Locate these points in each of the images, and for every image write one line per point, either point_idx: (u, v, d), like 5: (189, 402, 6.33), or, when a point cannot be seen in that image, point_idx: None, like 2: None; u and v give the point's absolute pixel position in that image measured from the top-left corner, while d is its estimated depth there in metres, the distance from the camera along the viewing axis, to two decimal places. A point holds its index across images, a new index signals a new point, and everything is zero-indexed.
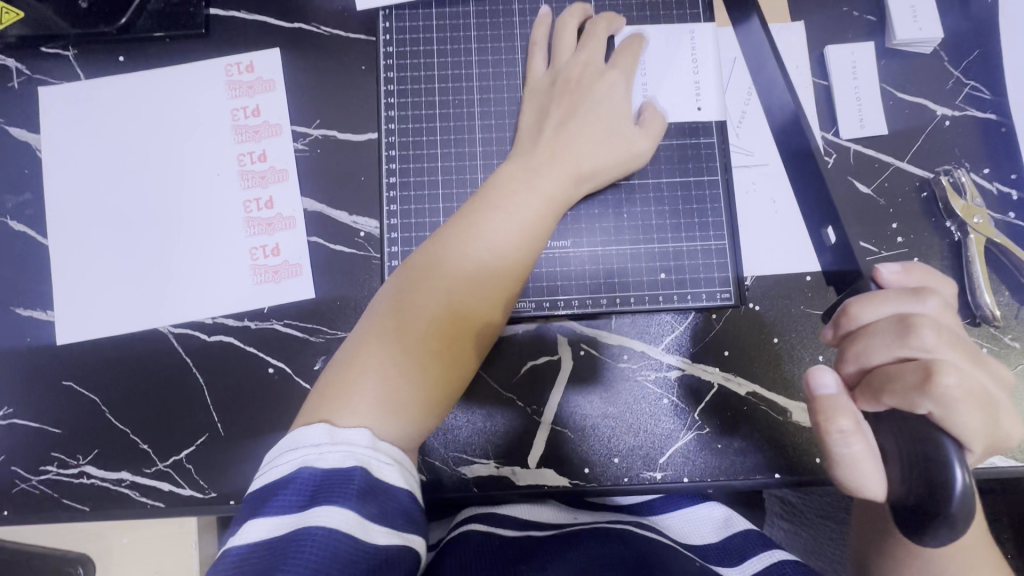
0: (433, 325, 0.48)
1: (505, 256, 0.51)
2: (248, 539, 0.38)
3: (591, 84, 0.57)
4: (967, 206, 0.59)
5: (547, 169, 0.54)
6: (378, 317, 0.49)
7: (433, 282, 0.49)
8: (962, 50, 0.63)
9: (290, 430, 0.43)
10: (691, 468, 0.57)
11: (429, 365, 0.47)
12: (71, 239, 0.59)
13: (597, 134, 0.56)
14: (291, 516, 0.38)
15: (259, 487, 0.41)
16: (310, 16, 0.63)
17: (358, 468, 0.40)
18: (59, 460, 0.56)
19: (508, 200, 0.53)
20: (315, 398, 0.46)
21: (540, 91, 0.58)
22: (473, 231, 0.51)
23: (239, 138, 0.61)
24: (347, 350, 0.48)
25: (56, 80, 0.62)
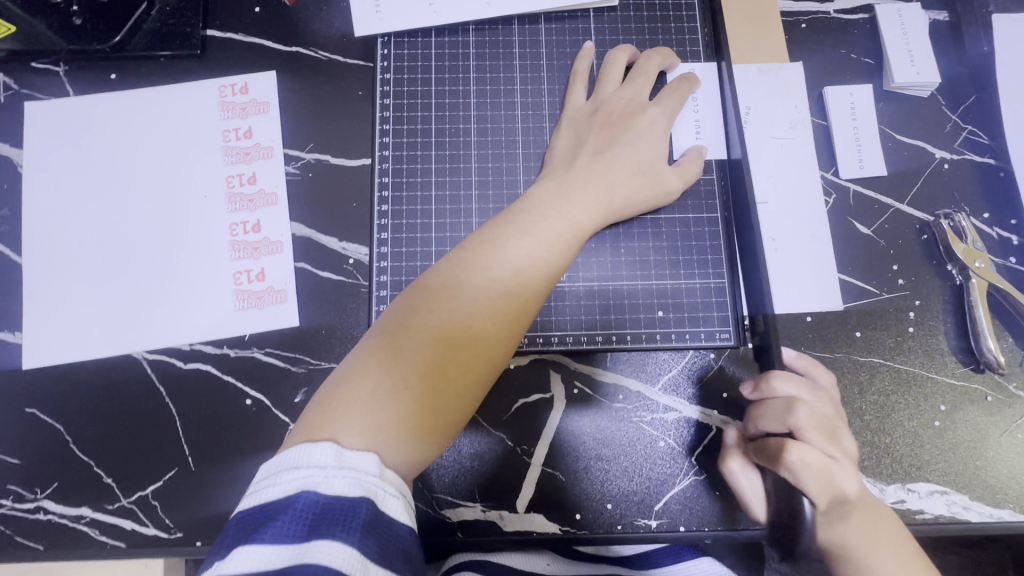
0: (455, 344, 0.44)
1: (536, 277, 0.48)
2: (236, 569, 0.33)
3: (632, 117, 0.56)
4: (968, 249, 0.58)
5: (576, 196, 0.52)
6: (395, 327, 0.45)
7: (458, 297, 0.46)
8: (959, 96, 0.63)
9: (289, 447, 0.38)
10: (688, 516, 0.54)
11: (448, 386, 0.44)
12: (46, 257, 0.57)
13: (633, 166, 0.54)
14: (288, 547, 0.33)
15: (248, 508, 0.36)
16: (308, 40, 0.62)
17: (365, 497, 0.36)
18: (15, 494, 0.53)
19: (536, 221, 0.50)
20: (316, 412, 0.41)
21: (579, 119, 0.58)
22: (501, 249, 0.48)
23: (229, 159, 0.60)
24: (352, 363, 0.44)
25: (44, 95, 0.61)
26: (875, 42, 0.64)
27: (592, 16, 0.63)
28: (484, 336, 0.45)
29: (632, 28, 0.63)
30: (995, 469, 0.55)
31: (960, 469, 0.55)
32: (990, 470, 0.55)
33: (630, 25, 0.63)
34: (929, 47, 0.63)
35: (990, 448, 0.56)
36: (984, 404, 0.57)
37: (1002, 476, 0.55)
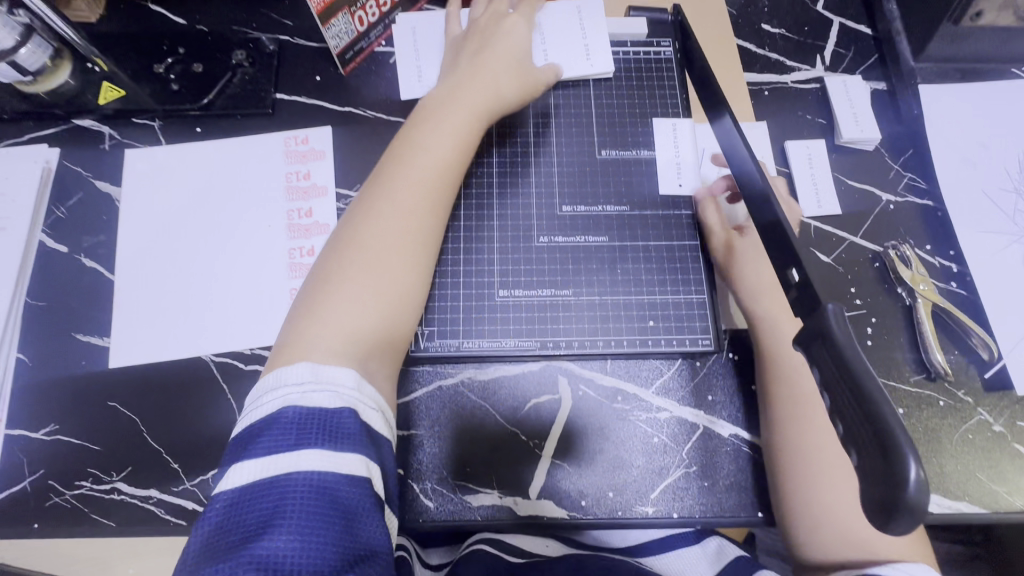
0: (382, 271, 0.56)
1: (434, 176, 0.61)
2: (238, 480, 0.43)
3: (499, 23, 0.72)
4: (913, 275, 0.69)
5: (455, 104, 0.65)
6: (325, 269, 0.56)
7: (370, 234, 0.57)
8: (899, 148, 0.76)
9: (268, 377, 0.48)
10: (680, 504, 0.61)
11: (382, 254, 0.56)
12: (133, 276, 0.68)
13: (511, 61, 0.70)
14: (276, 456, 0.43)
15: (243, 431, 0.46)
16: (360, 103, 0.76)
17: (340, 406, 0.46)
18: (94, 476, 0.61)
19: (410, 165, 0.61)
20: (282, 349, 0.52)
21: (459, 42, 0.72)
22: (382, 200, 0.59)
23: (290, 197, 0.72)
24: (299, 309, 0.55)
25: (140, 143, 0.74)
26: (826, 106, 0.78)
27: (592, 82, 0.76)
28: (405, 238, 0.58)
29: (625, 92, 0.76)
30: (951, 465, 0.63)
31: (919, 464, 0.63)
32: (946, 466, 0.63)
33: (623, 90, 0.76)
34: (871, 110, 0.76)
35: (945, 446, 0.64)
36: (937, 408, 0.65)
37: (957, 471, 0.63)
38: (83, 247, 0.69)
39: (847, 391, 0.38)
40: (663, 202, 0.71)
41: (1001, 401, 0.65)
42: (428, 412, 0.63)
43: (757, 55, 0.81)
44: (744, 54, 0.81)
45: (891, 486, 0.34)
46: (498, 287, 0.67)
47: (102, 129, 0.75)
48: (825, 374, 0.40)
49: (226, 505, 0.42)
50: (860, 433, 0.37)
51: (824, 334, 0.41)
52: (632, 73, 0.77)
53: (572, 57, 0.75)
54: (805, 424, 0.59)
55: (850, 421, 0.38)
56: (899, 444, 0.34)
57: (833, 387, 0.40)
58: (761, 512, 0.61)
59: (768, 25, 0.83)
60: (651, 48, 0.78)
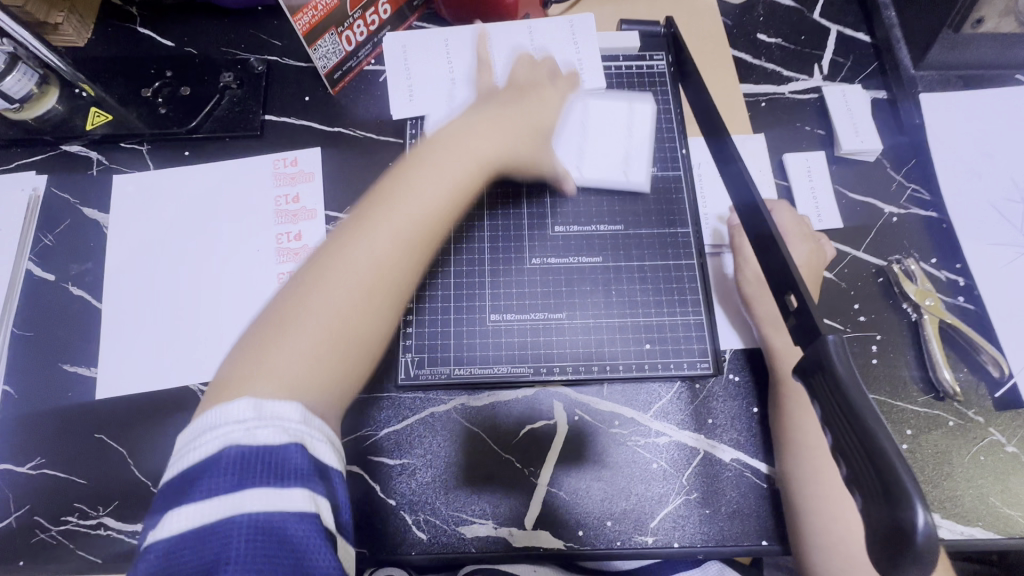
0: (362, 299, 0.51)
1: (422, 232, 0.55)
2: (172, 531, 0.38)
3: (540, 91, 0.69)
4: (919, 290, 0.67)
5: (446, 166, 0.58)
6: (297, 284, 0.51)
7: (354, 259, 0.52)
8: (901, 160, 0.74)
9: (205, 415, 0.43)
10: (680, 533, 0.59)
11: (365, 291, 0.51)
12: (119, 304, 0.67)
13: (522, 128, 0.65)
14: (216, 500, 0.39)
15: (178, 474, 0.41)
16: (349, 123, 0.75)
17: (288, 440, 0.42)
18: (80, 511, 0.60)
19: (402, 191, 0.56)
20: (239, 365, 0.47)
21: (495, 92, 0.69)
22: (369, 228, 0.53)
23: (279, 220, 0.71)
24: (258, 331, 0.49)
25: (129, 169, 0.73)
26: (825, 117, 0.76)
27: (584, 98, 0.75)
28: (385, 271, 0.52)
29: (618, 108, 0.75)
30: (962, 490, 0.61)
31: (931, 489, 0.60)
32: (958, 489, 0.61)
33: (616, 106, 0.75)
34: (871, 120, 0.75)
35: (956, 468, 0.61)
36: (946, 429, 0.63)
37: (969, 495, 0.60)
38: (71, 275, 0.69)
39: (847, 427, 0.36)
40: (658, 221, 0.69)
41: (1013, 420, 0.63)
42: (420, 440, 0.62)
43: (754, 65, 0.79)
44: (740, 65, 0.79)
45: (897, 531, 0.32)
46: (490, 310, 0.65)
47: (89, 154, 0.74)
48: (824, 408, 0.39)
49: (160, 562, 0.38)
50: (863, 473, 0.35)
51: (823, 365, 0.39)
52: (624, 89, 0.76)
53: (563, 74, 0.74)
54: None
55: (851, 459, 0.36)
56: (903, 483, 0.33)
57: (833, 422, 0.38)
58: (765, 540, 0.59)
59: (764, 34, 0.81)
60: (643, 62, 0.77)
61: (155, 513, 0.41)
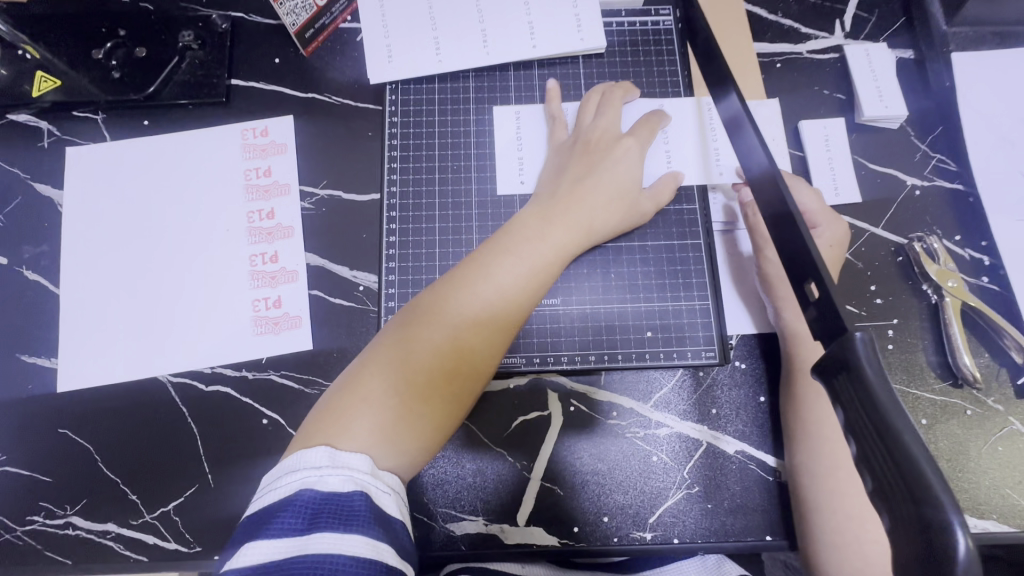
0: (445, 352, 0.48)
1: (510, 301, 0.51)
2: (247, 562, 0.37)
3: (609, 147, 0.61)
4: (941, 270, 0.62)
5: (557, 222, 0.56)
6: (389, 341, 0.49)
7: (445, 317, 0.49)
8: (926, 127, 0.68)
9: (292, 454, 0.43)
10: (681, 528, 0.56)
11: (460, 353, 0.49)
12: (80, 289, 0.62)
13: (613, 191, 0.59)
14: (291, 540, 0.37)
15: (257, 510, 0.40)
16: (323, 87, 0.68)
17: (359, 489, 0.40)
18: (46, 510, 0.56)
19: (519, 244, 0.54)
20: (317, 420, 0.46)
21: (564, 148, 0.62)
22: (485, 267, 0.52)
23: (250, 196, 0.65)
24: (349, 374, 0.48)
25: (83, 140, 0.67)
26: (845, 80, 0.69)
27: (581, 61, 0.68)
28: (473, 316, 0.50)
29: (618, 71, 0.68)
30: (977, 481, 0.57)
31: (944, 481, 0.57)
32: (973, 481, 0.58)
33: (617, 69, 0.68)
34: (895, 83, 0.68)
35: (972, 459, 0.58)
36: (963, 417, 0.59)
37: (984, 487, 0.57)
38: (25, 258, 0.63)
39: (874, 436, 0.32)
40: None
41: None
42: None
43: (768, 22, 0.72)
44: (754, 20, 0.72)
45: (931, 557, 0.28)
46: None
47: (39, 124, 0.67)
48: (846, 413, 0.34)
49: None
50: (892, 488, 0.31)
51: (849, 366, 0.35)
52: (625, 50, 0.69)
53: (558, 33, 0.67)
54: (824, 447, 0.53)
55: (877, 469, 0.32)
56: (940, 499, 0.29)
57: (857, 429, 0.34)
58: (769, 535, 0.56)
59: None
60: (648, 19, 0.70)
61: (233, 544, 0.40)
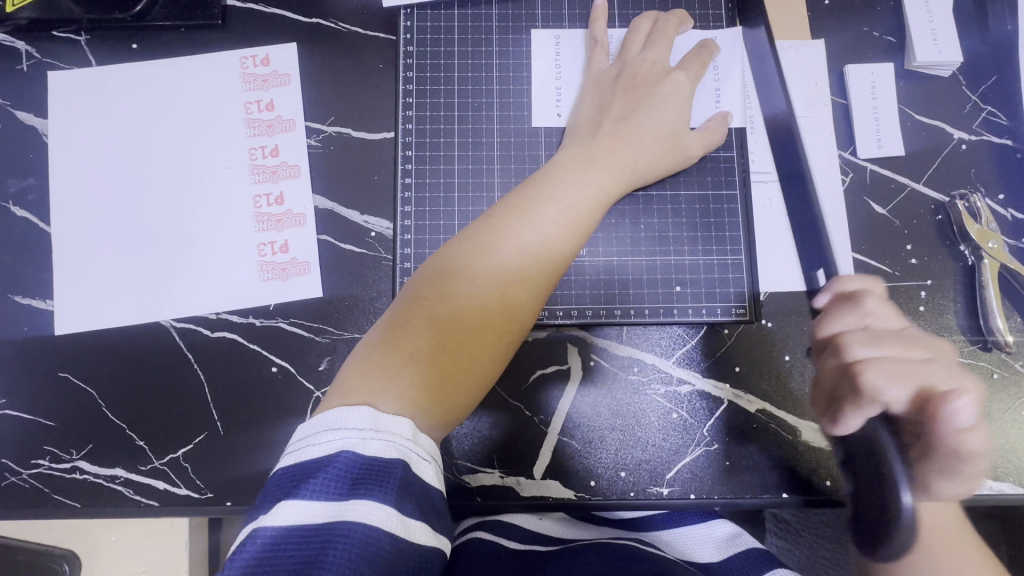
0: (484, 301, 0.46)
1: (555, 251, 0.48)
2: (280, 522, 0.35)
3: (657, 81, 0.56)
4: (982, 230, 0.59)
5: (599, 163, 0.53)
6: (427, 294, 0.46)
7: (484, 267, 0.47)
8: (981, 76, 0.63)
9: (327, 410, 0.40)
10: (698, 485, 0.56)
11: (501, 304, 0.46)
12: (73, 228, 0.58)
13: (659, 131, 0.55)
14: (328, 504, 0.35)
15: (290, 466, 0.38)
16: (329, 12, 0.62)
17: (400, 461, 0.38)
18: (51, 454, 0.55)
19: (562, 189, 0.50)
20: (347, 377, 0.43)
21: (604, 81, 0.57)
22: (530, 216, 0.48)
23: (251, 131, 0.60)
24: (381, 329, 0.45)
25: (66, 63, 0.61)
26: (899, 19, 0.64)
27: None
28: (515, 265, 0.47)
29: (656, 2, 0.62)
30: (997, 445, 0.57)
31: None
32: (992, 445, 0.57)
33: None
34: (953, 24, 0.63)
35: (994, 423, 0.57)
36: (989, 381, 0.58)
37: (1004, 450, 0.57)
38: (10, 193, 0.59)
39: None
40: None
41: None
42: None
43: None
44: None
45: None
46: None
47: (17, 45, 0.61)
48: None
49: (257, 557, 0.34)
50: None
51: None
52: None
53: None
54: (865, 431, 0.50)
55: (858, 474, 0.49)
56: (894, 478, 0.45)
57: None
58: (786, 493, 0.56)
59: None
60: None
61: (260, 500, 0.37)
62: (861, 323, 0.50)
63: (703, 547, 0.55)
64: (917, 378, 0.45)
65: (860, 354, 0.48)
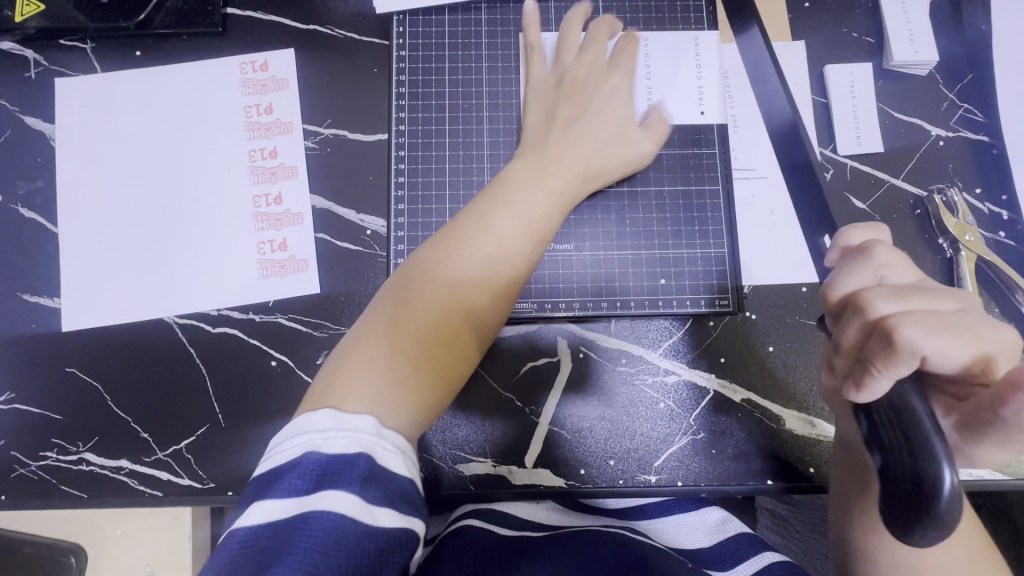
0: (444, 307, 0.48)
1: (514, 253, 0.51)
2: (252, 523, 0.37)
3: (594, 84, 0.59)
4: (960, 223, 0.61)
5: (554, 170, 0.55)
6: (390, 303, 0.48)
7: (443, 275, 0.49)
8: (957, 73, 0.65)
9: (293, 417, 0.42)
10: (684, 473, 0.57)
11: (460, 308, 0.49)
12: (80, 229, 0.60)
13: (603, 130, 0.57)
14: (295, 501, 0.37)
15: (263, 472, 0.40)
16: (325, 18, 0.64)
17: (362, 454, 0.39)
18: (59, 447, 0.57)
19: (518, 195, 0.53)
20: (321, 383, 0.45)
21: (543, 87, 0.60)
22: (489, 222, 0.51)
23: (250, 134, 0.62)
24: (351, 337, 0.47)
25: (72, 70, 0.63)
26: (877, 20, 0.66)
27: None
28: (474, 272, 0.49)
29: (640, 6, 0.64)
30: None
31: None
32: None
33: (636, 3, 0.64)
34: (929, 24, 0.65)
35: None
36: None
37: None
38: (20, 195, 0.61)
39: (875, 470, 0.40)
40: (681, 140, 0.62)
41: None
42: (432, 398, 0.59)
43: None
44: None
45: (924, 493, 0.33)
46: None
47: (25, 53, 0.64)
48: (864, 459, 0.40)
49: (233, 556, 0.36)
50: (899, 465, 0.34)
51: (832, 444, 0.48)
52: None
53: None
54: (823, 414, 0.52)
55: (887, 452, 0.35)
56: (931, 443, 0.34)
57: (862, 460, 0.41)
58: (771, 480, 0.57)
59: None
60: None
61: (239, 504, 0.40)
62: (873, 274, 0.42)
63: (694, 535, 0.57)
64: (956, 335, 0.37)
65: (883, 311, 0.39)
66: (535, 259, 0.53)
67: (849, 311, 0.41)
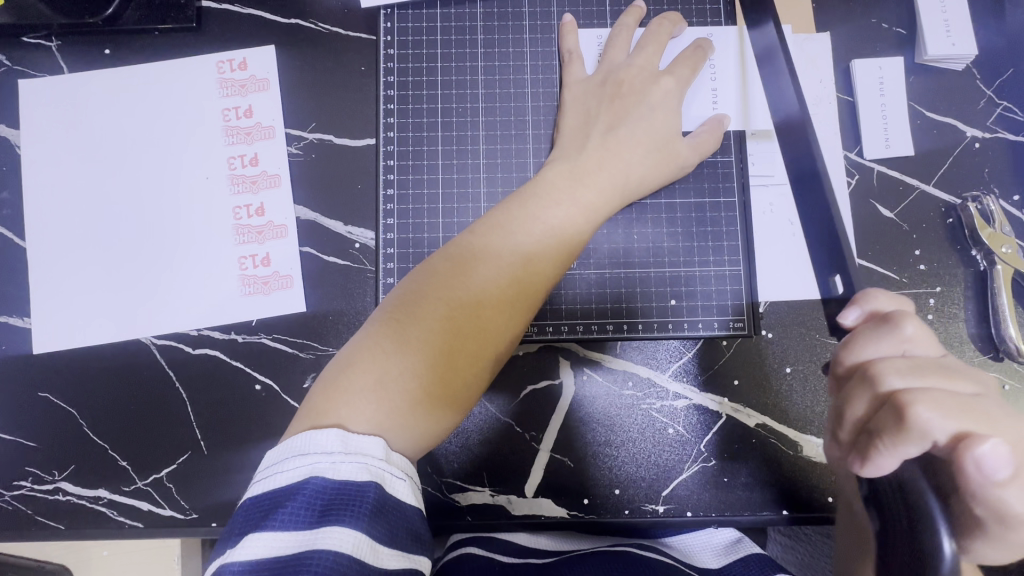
0: (460, 322, 0.44)
1: (540, 269, 0.47)
2: (248, 555, 0.34)
3: (646, 87, 0.54)
4: (995, 234, 0.56)
5: (587, 180, 0.50)
6: (409, 306, 0.44)
7: (465, 287, 0.45)
8: (996, 69, 0.59)
9: (293, 436, 0.39)
10: (694, 502, 0.54)
11: (478, 326, 0.44)
12: (50, 243, 0.56)
13: (648, 139, 0.52)
14: (297, 534, 0.34)
15: (257, 496, 0.37)
16: (308, 12, 0.59)
17: (371, 484, 0.37)
18: (34, 476, 0.54)
19: (549, 207, 0.48)
20: (316, 400, 0.41)
21: (589, 89, 0.55)
22: (514, 234, 0.47)
23: (229, 140, 0.58)
24: (355, 346, 0.44)
25: (37, 71, 0.59)
26: (909, 9, 0.60)
27: None
28: (496, 287, 0.45)
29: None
30: None
31: None
32: None
33: None
34: (967, 14, 0.59)
35: None
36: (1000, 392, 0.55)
37: None
38: None
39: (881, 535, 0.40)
40: None
41: None
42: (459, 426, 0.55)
43: None
44: None
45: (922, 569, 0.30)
46: None
47: None
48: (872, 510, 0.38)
49: None
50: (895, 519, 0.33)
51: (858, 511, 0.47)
52: None
53: None
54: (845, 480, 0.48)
55: (887, 525, 0.34)
56: (932, 517, 0.31)
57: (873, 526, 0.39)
58: (786, 510, 0.54)
59: None
60: None
61: (228, 532, 0.36)
62: (901, 349, 0.39)
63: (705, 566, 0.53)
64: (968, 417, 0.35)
65: (894, 386, 0.37)
66: (560, 278, 0.49)
67: (859, 381, 0.39)
